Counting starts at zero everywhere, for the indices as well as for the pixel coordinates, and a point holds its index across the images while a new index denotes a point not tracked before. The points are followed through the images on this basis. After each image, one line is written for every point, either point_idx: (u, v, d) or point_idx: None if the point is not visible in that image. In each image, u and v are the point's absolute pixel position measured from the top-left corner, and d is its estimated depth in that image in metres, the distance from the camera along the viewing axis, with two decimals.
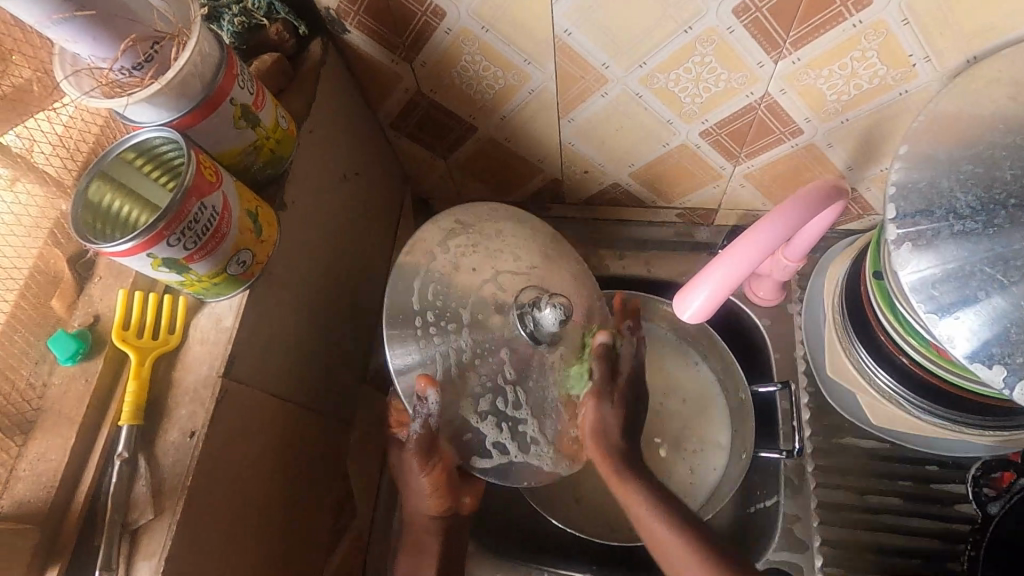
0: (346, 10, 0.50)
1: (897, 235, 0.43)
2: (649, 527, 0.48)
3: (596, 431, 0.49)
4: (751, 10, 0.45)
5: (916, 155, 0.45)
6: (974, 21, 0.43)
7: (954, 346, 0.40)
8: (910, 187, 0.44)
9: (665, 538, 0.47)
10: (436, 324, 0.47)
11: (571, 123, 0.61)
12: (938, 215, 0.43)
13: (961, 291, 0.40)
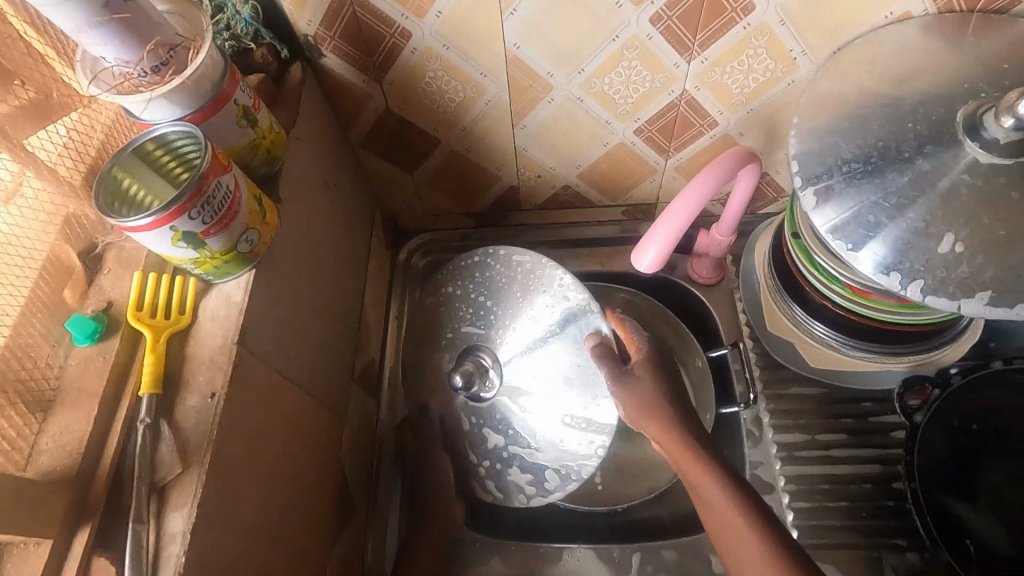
0: (322, 35, 0.58)
1: (802, 187, 0.52)
2: (715, 517, 0.52)
3: (641, 406, 0.57)
4: (664, 19, 0.56)
5: (809, 120, 0.55)
6: (828, 15, 0.56)
7: (861, 266, 0.49)
8: (805, 148, 0.54)
9: (725, 512, 0.52)
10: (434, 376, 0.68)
11: (524, 130, 0.70)
12: (830, 164, 0.52)
13: (860, 220, 0.50)
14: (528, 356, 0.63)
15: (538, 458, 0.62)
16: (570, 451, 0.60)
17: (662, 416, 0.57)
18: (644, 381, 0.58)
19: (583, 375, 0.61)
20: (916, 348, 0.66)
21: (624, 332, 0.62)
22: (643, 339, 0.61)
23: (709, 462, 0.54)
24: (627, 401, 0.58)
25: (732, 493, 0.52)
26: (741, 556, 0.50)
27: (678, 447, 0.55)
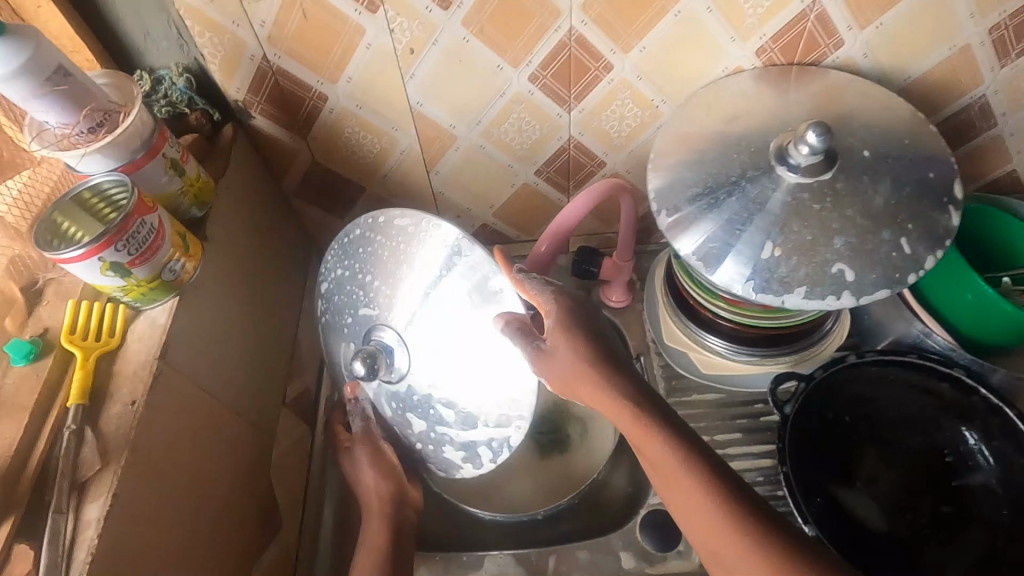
0: (250, 100, 0.67)
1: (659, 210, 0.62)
2: (682, 499, 0.53)
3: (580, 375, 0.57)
4: (540, 77, 0.68)
5: (664, 155, 0.65)
6: (674, 70, 0.68)
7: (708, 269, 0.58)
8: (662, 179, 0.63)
9: (684, 489, 0.52)
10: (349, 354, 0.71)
11: (438, 175, 0.79)
12: (679, 189, 0.62)
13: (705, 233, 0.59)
14: (432, 330, 0.65)
15: (461, 433, 0.65)
16: (490, 424, 0.64)
17: (595, 379, 0.57)
18: (558, 351, 0.58)
19: (488, 343, 0.63)
20: (791, 347, 0.74)
21: (525, 293, 0.60)
22: (548, 295, 0.60)
23: (656, 430, 0.54)
24: (558, 377, 0.59)
25: (688, 465, 0.52)
26: (709, 535, 0.51)
27: (630, 422, 0.55)
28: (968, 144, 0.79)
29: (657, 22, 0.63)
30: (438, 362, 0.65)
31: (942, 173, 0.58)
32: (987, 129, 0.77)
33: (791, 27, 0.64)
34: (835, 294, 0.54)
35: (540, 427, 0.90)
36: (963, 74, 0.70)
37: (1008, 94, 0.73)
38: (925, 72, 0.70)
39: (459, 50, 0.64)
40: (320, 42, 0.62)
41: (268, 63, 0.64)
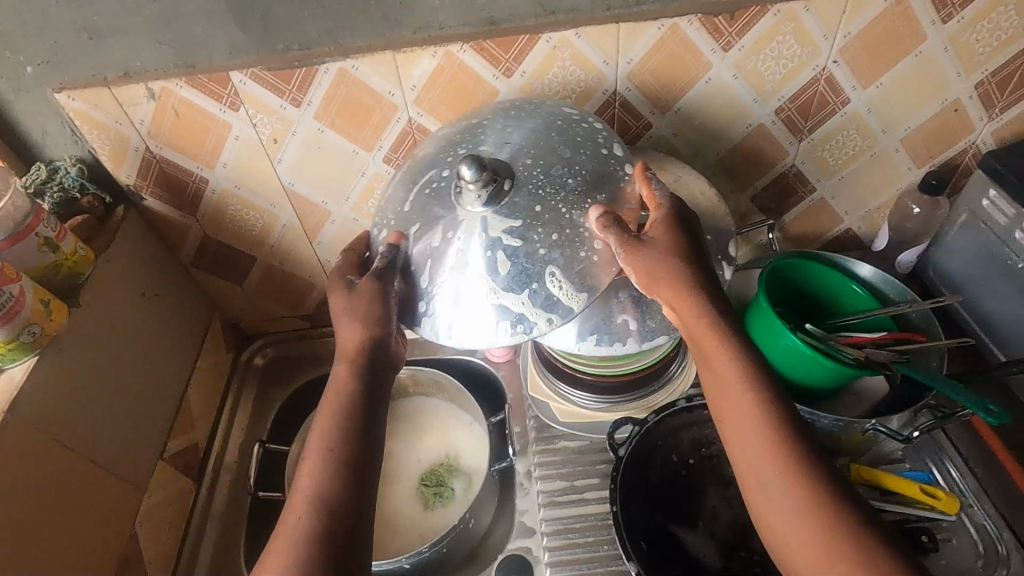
0: (140, 184, 0.77)
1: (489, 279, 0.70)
2: (731, 399, 0.57)
3: (653, 270, 0.57)
4: (393, 159, 0.78)
5: None
6: None
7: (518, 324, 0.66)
8: None
9: (743, 405, 0.56)
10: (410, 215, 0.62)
11: (321, 245, 0.88)
12: None
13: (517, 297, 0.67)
14: (536, 177, 0.59)
15: (508, 299, 0.57)
16: (536, 303, 0.57)
17: (677, 286, 0.58)
18: (653, 246, 0.58)
19: (473, 281, 0.57)
20: (637, 393, 0.82)
21: (646, 191, 0.61)
22: (665, 197, 0.61)
23: (734, 345, 0.57)
24: (636, 268, 0.57)
25: (749, 379, 0.56)
26: (747, 441, 0.55)
27: (707, 330, 0.58)
28: (793, 207, 0.89)
29: None
30: (474, 269, 0.58)
31: (718, 236, 0.67)
32: (806, 194, 0.88)
33: (601, 113, 0.75)
34: (622, 340, 0.62)
35: (425, 480, 0.92)
36: (767, 148, 0.81)
37: (812, 165, 0.84)
38: (732, 147, 0.81)
39: (316, 139, 0.75)
40: (195, 136, 0.73)
41: (152, 153, 0.74)
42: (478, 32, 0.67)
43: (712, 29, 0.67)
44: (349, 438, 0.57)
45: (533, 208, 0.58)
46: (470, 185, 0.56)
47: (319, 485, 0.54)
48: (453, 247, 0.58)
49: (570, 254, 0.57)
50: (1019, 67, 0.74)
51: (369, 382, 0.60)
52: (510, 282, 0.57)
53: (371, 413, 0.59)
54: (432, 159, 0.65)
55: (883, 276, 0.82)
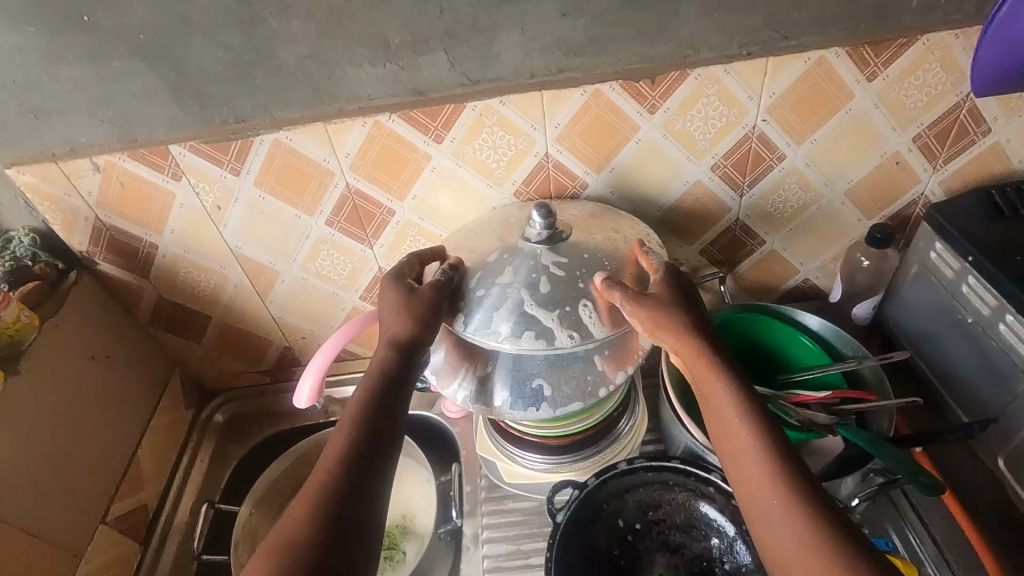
0: (93, 250, 0.80)
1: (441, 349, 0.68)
2: (733, 435, 0.54)
3: (658, 319, 0.59)
4: (335, 222, 0.79)
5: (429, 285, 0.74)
6: (448, 209, 0.79)
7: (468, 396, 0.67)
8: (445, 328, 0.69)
9: (744, 438, 0.53)
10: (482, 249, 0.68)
11: (274, 304, 0.89)
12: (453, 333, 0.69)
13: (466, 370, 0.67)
14: (586, 249, 0.66)
15: (539, 313, 0.62)
16: (563, 322, 0.62)
17: (682, 328, 0.59)
18: (665, 301, 0.60)
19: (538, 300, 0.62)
20: (579, 453, 0.79)
21: (648, 262, 0.65)
22: (664, 263, 0.64)
23: (730, 378, 0.57)
24: (639, 317, 0.60)
25: (750, 417, 0.54)
26: (748, 472, 0.52)
27: (699, 359, 0.58)
28: (743, 258, 0.88)
29: (418, 176, 0.75)
30: (515, 291, 0.63)
31: None
32: (756, 247, 0.87)
33: (535, 174, 0.76)
34: (536, 404, 0.65)
35: None
36: (709, 204, 0.81)
37: (758, 219, 0.83)
38: (673, 203, 0.80)
39: (258, 204, 0.77)
40: (141, 204, 0.76)
41: (101, 222, 0.77)
42: (404, 102, 0.69)
43: (634, 94, 0.69)
44: (375, 408, 0.56)
45: (582, 257, 0.65)
46: (535, 224, 0.65)
47: (342, 449, 0.53)
48: (503, 270, 0.65)
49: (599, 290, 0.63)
50: (955, 120, 0.74)
51: (405, 366, 0.59)
52: (541, 310, 0.62)
53: (399, 393, 0.58)
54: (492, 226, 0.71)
55: (833, 329, 0.80)
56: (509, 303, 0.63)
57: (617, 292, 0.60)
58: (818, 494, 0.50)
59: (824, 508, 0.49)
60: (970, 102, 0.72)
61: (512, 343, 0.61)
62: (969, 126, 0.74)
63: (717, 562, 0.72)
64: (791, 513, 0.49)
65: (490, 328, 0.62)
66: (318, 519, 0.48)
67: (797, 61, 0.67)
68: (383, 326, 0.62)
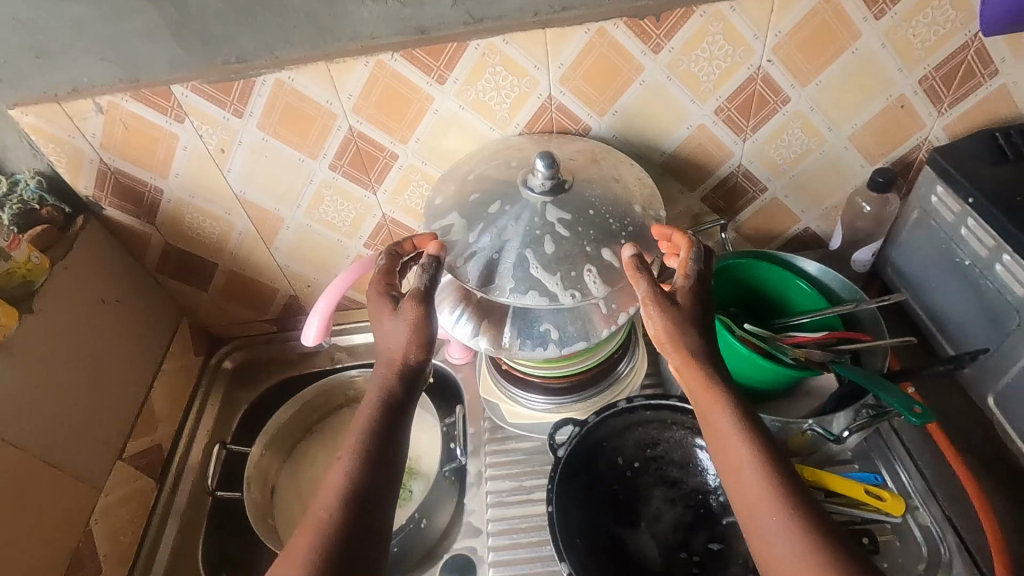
0: (99, 195, 0.81)
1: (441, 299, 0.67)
2: (733, 456, 0.54)
3: (673, 333, 0.57)
4: (338, 166, 0.80)
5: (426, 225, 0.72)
6: (449, 151, 0.79)
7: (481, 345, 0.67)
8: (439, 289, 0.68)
9: (744, 460, 0.53)
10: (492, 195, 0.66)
11: (279, 250, 0.90)
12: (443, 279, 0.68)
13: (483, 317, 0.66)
14: (593, 197, 0.65)
15: (542, 270, 0.61)
16: (567, 280, 0.61)
17: (690, 343, 0.57)
18: (679, 308, 0.58)
19: (540, 252, 0.62)
20: (580, 393, 0.81)
21: (686, 257, 0.61)
22: (697, 270, 0.60)
23: (727, 398, 0.56)
24: (658, 327, 0.58)
25: (751, 440, 0.54)
26: (746, 493, 0.53)
27: (697, 377, 0.57)
28: (745, 206, 0.88)
29: (421, 118, 0.75)
30: (513, 251, 0.62)
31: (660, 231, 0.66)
32: (758, 193, 0.87)
33: (538, 117, 0.76)
34: (543, 345, 0.65)
35: None
36: (712, 149, 0.80)
37: (760, 165, 0.83)
38: (675, 148, 0.80)
39: (261, 148, 0.77)
40: (145, 147, 0.76)
41: (106, 165, 0.77)
42: (407, 41, 0.69)
43: (639, 32, 0.68)
44: (379, 440, 0.54)
45: (586, 210, 0.64)
46: (539, 174, 0.63)
47: (347, 480, 0.52)
48: (505, 220, 0.63)
49: (601, 253, 0.62)
50: (962, 61, 0.73)
51: (407, 392, 0.57)
52: (543, 265, 0.61)
53: (401, 420, 0.56)
54: (495, 167, 0.70)
55: (830, 273, 0.80)
56: (513, 258, 0.62)
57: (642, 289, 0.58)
58: (813, 514, 0.50)
59: (825, 534, 0.49)
60: (979, 43, 0.71)
61: (517, 299, 0.60)
62: (977, 67, 0.74)
63: (713, 496, 0.74)
64: (789, 528, 0.49)
65: (491, 280, 0.62)
66: (323, 558, 0.48)
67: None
68: (383, 340, 0.58)
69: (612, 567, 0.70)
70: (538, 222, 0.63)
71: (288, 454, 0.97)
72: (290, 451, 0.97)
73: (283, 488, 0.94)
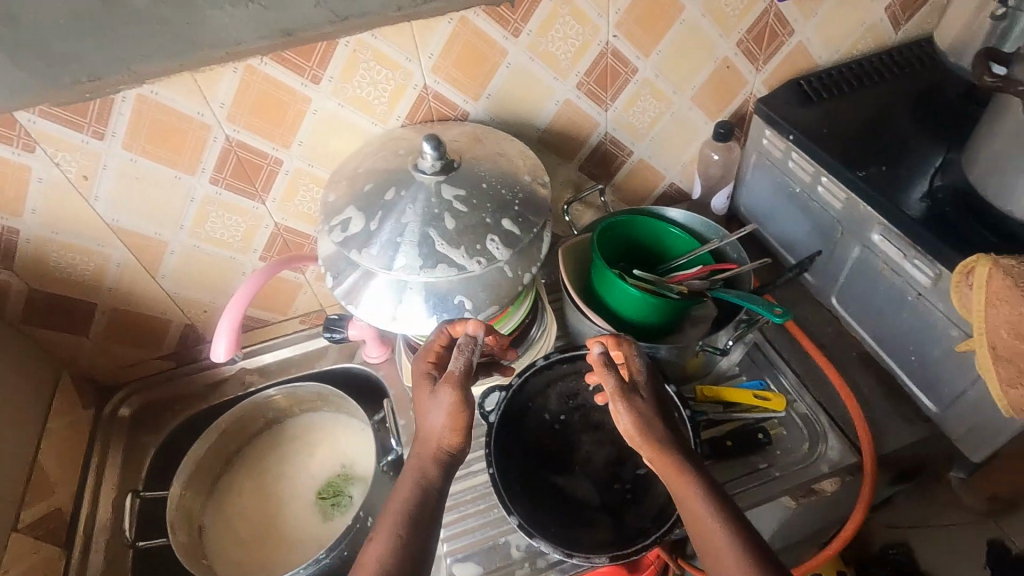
0: None
1: (344, 298, 0.70)
2: (710, 537, 0.56)
3: (643, 424, 0.63)
4: (219, 180, 0.78)
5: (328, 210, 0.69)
6: (335, 150, 0.80)
7: (397, 326, 0.69)
8: (345, 282, 0.70)
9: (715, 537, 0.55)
10: (386, 180, 0.68)
11: (166, 278, 0.86)
12: (350, 270, 0.69)
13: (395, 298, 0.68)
14: (481, 171, 0.70)
15: (447, 243, 0.64)
16: (472, 250, 0.64)
17: (654, 429, 0.63)
18: (642, 399, 0.65)
19: (443, 229, 0.65)
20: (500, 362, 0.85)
21: (627, 353, 0.66)
22: (645, 365, 0.67)
23: (694, 479, 0.59)
24: (625, 419, 0.63)
25: (721, 514, 0.57)
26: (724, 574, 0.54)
27: (668, 464, 0.61)
28: (617, 170, 0.98)
29: (301, 121, 0.75)
30: (416, 228, 0.64)
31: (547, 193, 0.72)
32: (625, 157, 0.97)
33: (417, 107, 0.79)
34: (460, 315, 0.68)
35: (322, 492, 0.92)
36: (579, 121, 0.89)
37: (623, 131, 0.93)
38: (548, 123, 0.87)
39: (131, 170, 0.73)
40: None
41: None
42: (274, 44, 0.69)
43: (498, 18, 0.74)
44: (415, 526, 0.54)
45: (480, 185, 0.68)
46: (428, 156, 0.67)
47: (382, 562, 0.51)
48: (402, 205, 0.65)
49: (501, 223, 0.66)
50: (766, 23, 0.87)
51: (443, 480, 0.58)
52: (448, 240, 0.64)
53: (436, 510, 0.57)
54: (384, 157, 0.72)
55: (694, 217, 0.92)
56: (417, 235, 0.64)
57: (608, 388, 0.64)
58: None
59: None
60: (775, 7, 0.85)
61: (427, 273, 0.63)
62: (778, 28, 0.88)
63: None
64: None
65: (399, 259, 0.64)
66: None
67: None
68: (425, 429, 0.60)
69: (556, 512, 0.74)
70: (434, 200, 0.66)
71: (211, 490, 0.94)
72: (212, 488, 0.94)
73: (211, 526, 0.90)
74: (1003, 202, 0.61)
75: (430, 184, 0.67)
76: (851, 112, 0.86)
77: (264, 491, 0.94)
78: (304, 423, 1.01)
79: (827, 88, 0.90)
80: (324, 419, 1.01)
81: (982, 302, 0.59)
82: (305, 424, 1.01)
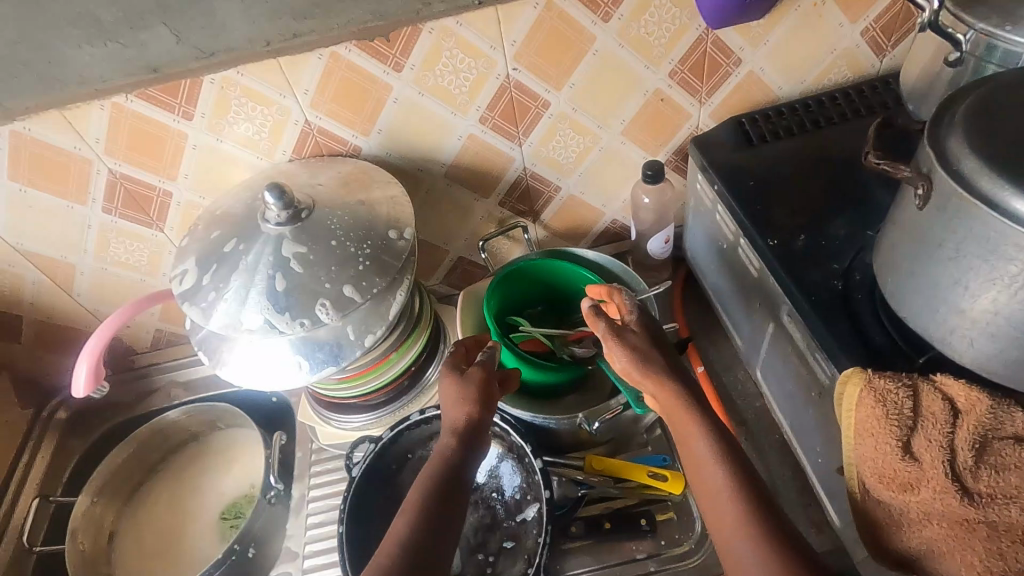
0: None
1: (195, 343, 0.68)
2: (709, 479, 0.55)
3: (643, 358, 0.60)
4: (112, 209, 0.78)
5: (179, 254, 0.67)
6: (225, 182, 0.78)
7: (236, 381, 0.66)
8: (195, 331, 0.68)
9: (716, 485, 0.55)
10: (234, 231, 0.65)
11: (82, 296, 0.89)
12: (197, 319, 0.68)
13: (235, 351, 0.66)
14: (335, 227, 0.65)
15: (277, 306, 0.61)
16: (301, 316, 0.61)
17: (655, 363, 0.60)
18: (636, 337, 0.62)
19: (275, 288, 0.61)
20: (398, 401, 0.83)
21: (619, 296, 0.65)
22: (637, 303, 0.65)
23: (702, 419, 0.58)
24: (620, 354, 0.61)
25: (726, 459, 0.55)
26: (721, 517, 0.53)
27: (673, 401, 0.59)
28: (544, 206, 0.90)
29: (181, 155, 0.74)
30: (247, 285, 0.62)
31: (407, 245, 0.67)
32: (552, 193, 0.89)
33: (302, 141, 0.76)
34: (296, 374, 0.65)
35: (225, 512, 0.93)
36: (490, 156, 0.82)
37: (545, 166, 0.85)
38: (453, 159, 0.81)
39: (24, 199, 0.75)
40: None
41: None
42: (139, 81, 0.67)
43: (373, 53, 0.69)
44: (438, 490, 0.58)
45: (329, 244, 0.64)
46: (272, 206, 0.63)
47: (411, 522, 0.56)
48: (240, 261, 0.63)
49: (340, 288, 0.62)
50: (704, 52, 0.76)
51: (468, 451, 0.62)
52: (278, 300, 0.61)
53: (462, 476, 0.60)
54: (248, 198, 0.70)
55: (608, 258, 0.84)
56: (246, 293, 0.61)
57: (599, 327, 0.62)
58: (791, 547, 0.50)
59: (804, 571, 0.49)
60: (712, 35, 0.74)
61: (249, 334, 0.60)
62: (720, 58, 0.77)
63: (505, 495, 0.75)
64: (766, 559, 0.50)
65: (224, 317, 0.61)
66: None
67: (525, 8, 0.68)
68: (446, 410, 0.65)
69: None
70: (274, 254, 0.63)
71: (129, 498, 0.96)
72: (129, 496, 0.96)
73: (121, 533, 0.93)
74: (894, 306, 0.50)
75: (276, 236, 0.64)
76: (793, 161, 0.74)
77: (175, 502, 0.95)
78: (224, 436, 1.01)
79: (774, 129, 0.78)
80: (246, 435, 1.01)
81: (852, 428, 0.48)
82: (230, 436, 1.01)
